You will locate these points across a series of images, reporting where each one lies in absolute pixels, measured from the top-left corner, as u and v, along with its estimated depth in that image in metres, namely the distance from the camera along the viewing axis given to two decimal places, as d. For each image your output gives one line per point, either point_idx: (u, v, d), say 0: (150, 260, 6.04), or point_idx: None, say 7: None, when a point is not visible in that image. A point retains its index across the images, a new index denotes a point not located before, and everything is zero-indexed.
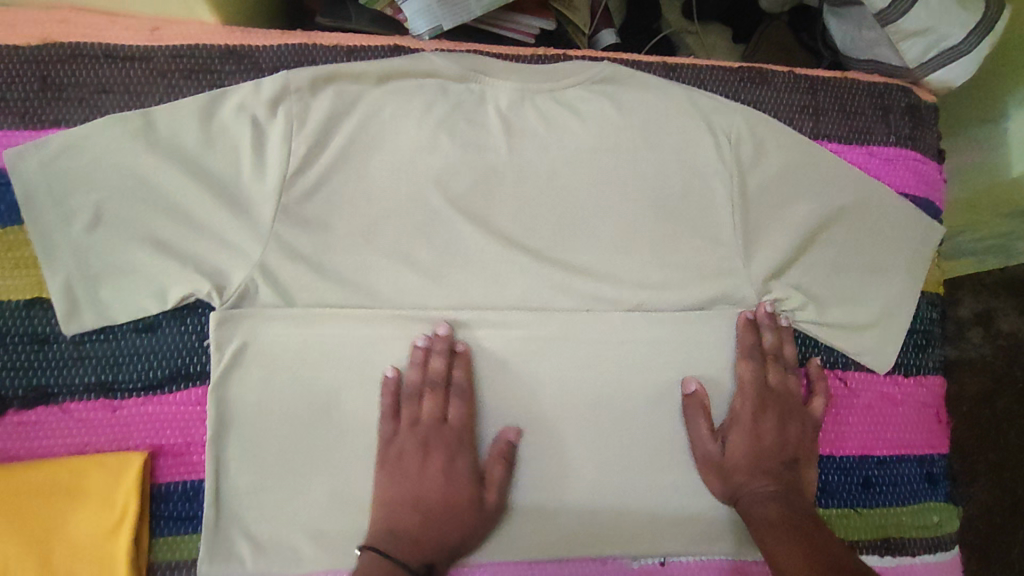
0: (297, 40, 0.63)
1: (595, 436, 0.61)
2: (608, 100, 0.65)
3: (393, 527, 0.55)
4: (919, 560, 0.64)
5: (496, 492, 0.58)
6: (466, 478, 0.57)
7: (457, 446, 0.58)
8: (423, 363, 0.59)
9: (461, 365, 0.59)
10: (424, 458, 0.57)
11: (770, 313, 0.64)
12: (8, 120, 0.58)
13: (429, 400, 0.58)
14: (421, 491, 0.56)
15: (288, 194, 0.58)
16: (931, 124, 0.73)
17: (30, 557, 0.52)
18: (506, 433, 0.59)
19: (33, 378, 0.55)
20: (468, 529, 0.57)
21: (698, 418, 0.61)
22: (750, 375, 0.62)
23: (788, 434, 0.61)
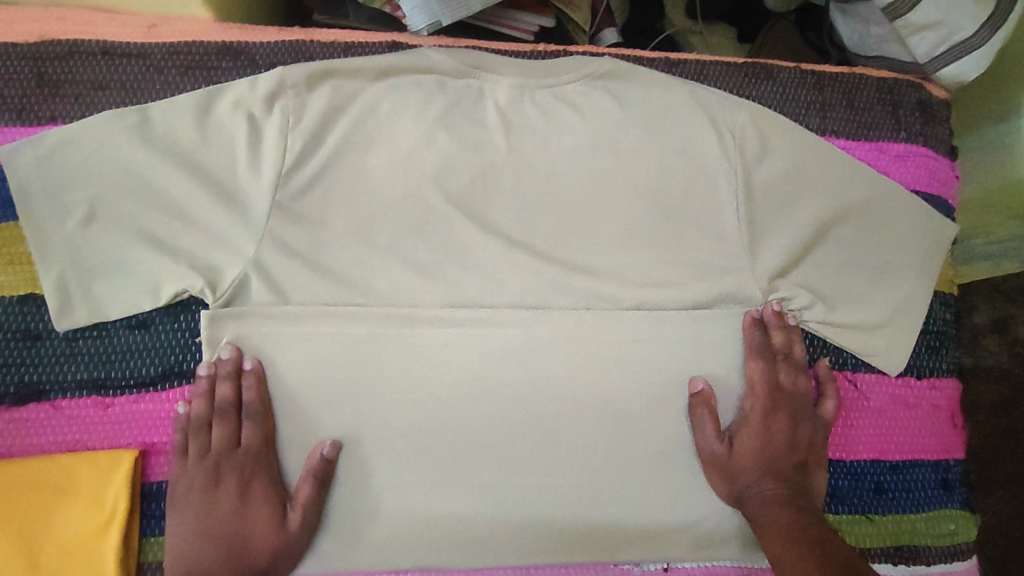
0: (293, 36, 0.63)
1: (595, 437, 0.59)
2: (608, 96, 0.63)
3: (193, 563, 0.52)
4: (935, 569, 0.62)
5: (302, 511, 0.55)
6: (263, 504, 0.54)
7: (253, 469, 0.55)
8: (207, 391, 0.55)
9: (251, 384, 0.56)
10: (216, 489, 0.54)
11: (778, 312, 0.62)
12: (5, 116, 0.58)
13: (210, 427, 0.55)
14: (215, 526, 0.53)
15: (282, 191, 0.58)
16: (943, 120, 0.71)
17: (15, 557, 0.50)
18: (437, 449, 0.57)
19: (25, 374, 0.54)
20: (278, 550, 0.54)
21: (704, 417, 0.59)
22: (760, 374, 0.60)
23: (799, 436, 0.60)
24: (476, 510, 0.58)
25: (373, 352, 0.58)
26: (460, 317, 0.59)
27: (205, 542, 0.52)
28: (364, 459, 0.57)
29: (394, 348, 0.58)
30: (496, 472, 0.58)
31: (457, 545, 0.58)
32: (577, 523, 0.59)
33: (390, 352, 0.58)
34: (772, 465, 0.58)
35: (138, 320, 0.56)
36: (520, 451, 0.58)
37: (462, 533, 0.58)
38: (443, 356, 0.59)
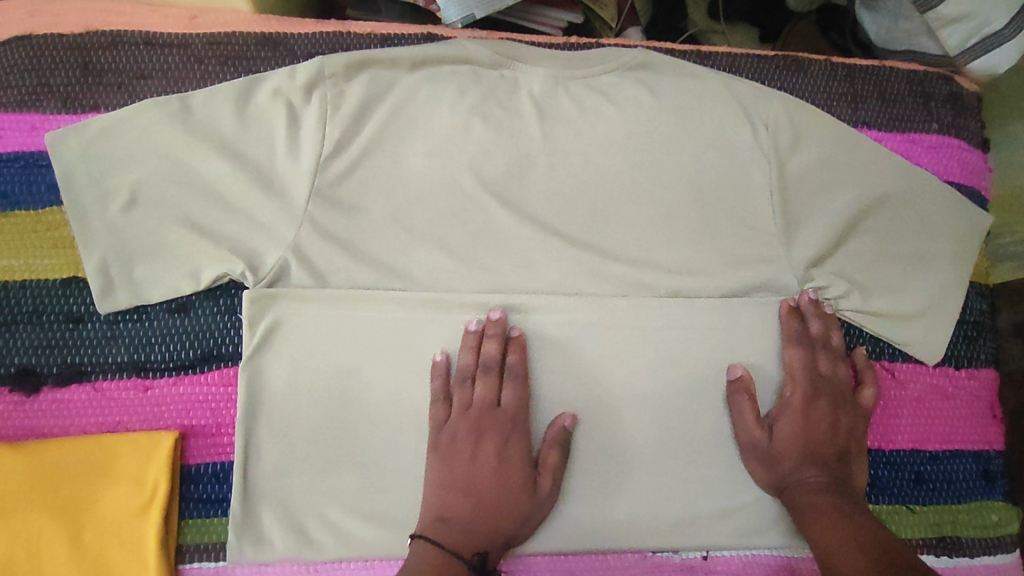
0: (331, 28, 0.64)
1: (633, 424, 0.59)
2: (642, 86, 0.64)
3: (444, 514, 0.53)
4: (978, 561, 0.61)
5: (551, 476, 0.56)
6: (519, 463, 0.56)
7: (485, 427, 0.56)
8: (476, 347, 0.58)
9: (516, 349, 0.58)
10: (478, 444, 0.55)
11: (814, 301, 0.62)
12: (50, 105, 0.59)
13: (461, 392, 0.57)
14: (469, 475, 0.55)
15: (322, 177, 0.58)
16: (974, 112, 0.71)
17: (58, 535, 0.50)
18: (564, 420, 0.57)
19: (67, 356, 0.55)
20: (526, 514, 0.55)
21: (743, 403, 0.58)
22: (799, 361, 0.60)
23: (839, 424, 0.59)
24: None
25: (412, 337, 0.58)
26: (498, 303, 0.59)
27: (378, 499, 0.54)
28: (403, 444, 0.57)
29: (434, 333, 0.59)
30: (534, 458, 0.58)
31: None
32: (617, 510, 0.58)
33: (429, 338, 0.58)
34: (812, 452, 0.57)
35: (178, 304, 0.57)
36: None
37: None
38: (481, 341, 0.59)
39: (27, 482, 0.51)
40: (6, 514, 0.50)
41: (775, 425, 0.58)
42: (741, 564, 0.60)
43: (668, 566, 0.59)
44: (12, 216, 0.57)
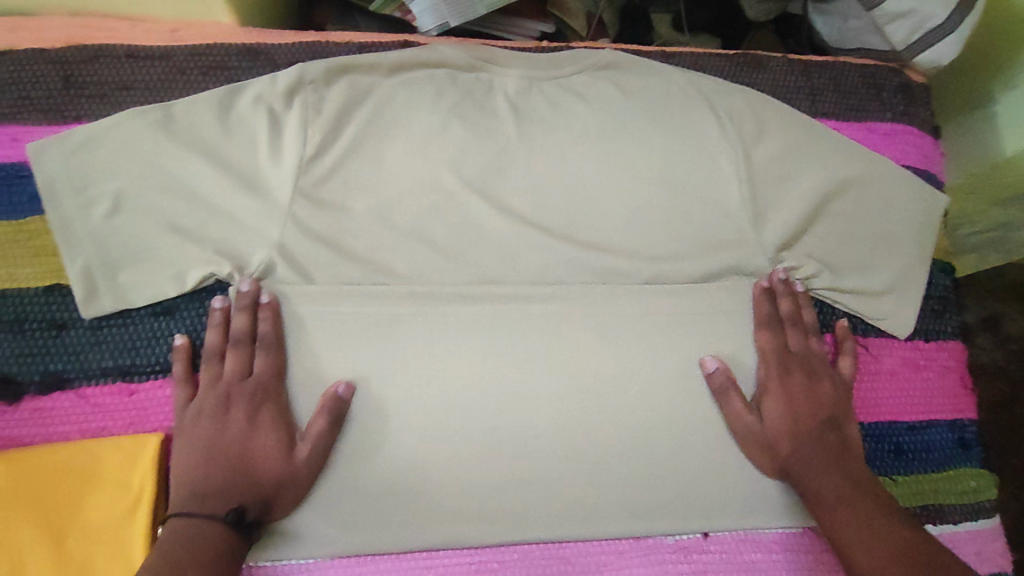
0: (309, 38, 0.66)
1: (799, 345, 0.63)
2: (611, 84, 0.67)
3: (210, 489, 0.51)
4: (962, 527, 0.62)
5: (309, 445, 0.54)
6: (270, 429, 0.54)
7: (264, 399, 0.55)
8: (225, 324, 0.56)
9: (266, 317, 0.56)
10: (227, 415, 0.54)
11: (784, 280, 0.64)
12: (32, 117, 0.59)
13: (815, 340, 0.64)
14: (224, 445, 0.53)
15: (304, 177, 0.59)
16: (923, 102, 0.75)
17: (43, 543, 0.50)
18: (337, 386, 0.56)
19: (50, 363, 0.54)
20: (284, 479, 0.53)
21: (731, 394, 0.60)
22: (770, 342, 0.62)
23: (823, 397, 0.61)
24: (505, 483, 0.57)
25: (397, 331, 0.59)
26: (481, 293, 0.61)
27: (211, 463, 0.52)
28: (389, 435, 0.57)
29: (418, 326, 0.59)
30: (519, 445, 0.58)
31: (488, 520, 0.57)
32: (609, 488, 0.59)
33: (412, 330, 0.59)
34: (800, 424, 0.59)
35: (164, 307, 0.57)
36: (546, 423, 0.59)
37: (493, 505, 0.57)
38: (466, 332, 0.60)
39: (9, 491, 0.50)
40: None
41: (762, 406, 0.60)
42: (736, 544, 0.61)
43: (661, 547, 0.60)
44: None
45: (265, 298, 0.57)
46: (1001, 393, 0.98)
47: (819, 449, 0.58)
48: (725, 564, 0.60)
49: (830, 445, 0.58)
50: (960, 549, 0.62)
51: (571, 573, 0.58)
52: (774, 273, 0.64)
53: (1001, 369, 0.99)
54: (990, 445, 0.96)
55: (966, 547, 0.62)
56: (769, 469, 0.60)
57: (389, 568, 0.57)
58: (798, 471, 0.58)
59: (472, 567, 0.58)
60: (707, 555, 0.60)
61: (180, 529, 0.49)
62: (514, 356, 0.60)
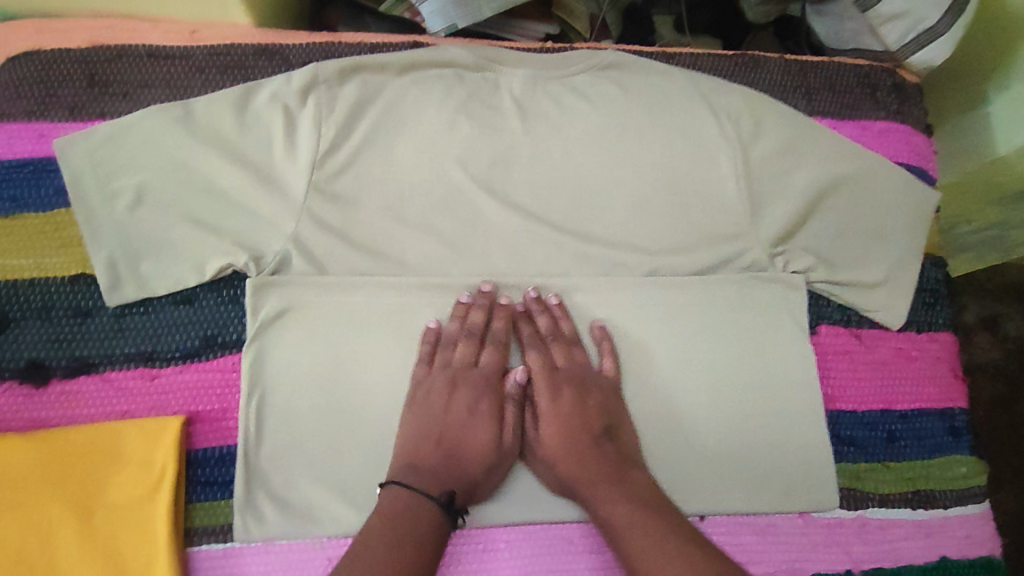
0: (322, 39, 0.69)
1: (570, 360, 0.62)
2: (614, 84, 0.69)
3: (426, 467, 0.56)
4: (951, 512, 0.65)
5: (534, 430, 0.60)
6: (487, 419, 0.59)
7: (483, 389, 0.61)
8: (463, 316, 0.61)
9: (501, 317, 0.62)
10: (452, 397, 0.59)
11: (536, 298, 0.63)
12: (57, 114, 0.62)
13: (577, 353, 0.62)
14: (443, 427, 0.58)
15: (318, 173, 0.62)
16: (917, 101, 0.77)
17: (70, 520, 0.52)
18: (516, 375, 0.61)
19: (76, 349, 0.57)
20: (489, 463, 0.58)
21: (506, 405, 0.61)
22: (536, 360, 0.62)
23: (592, 410, 0.60)
24: (511, 468, 0.60)
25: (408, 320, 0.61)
26: (488, 284, 0.63)
27: (430, 441, 0.57)
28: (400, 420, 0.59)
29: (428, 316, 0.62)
30: (525, 431, 0.60)
31: (494, 502, 0.59)
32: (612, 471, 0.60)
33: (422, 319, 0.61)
34: (567, 440, 0.58)
35: (183, 296, 0.60)
36: (551, 410, 0.61)
37: (500, 488, 0.60)
38: (474, 322, 0.62)
39: (38, 470, 0.52)
40: (18, 501, 0.52)
41: (539, 423, 0.60)
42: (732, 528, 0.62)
43: None
44: (21, 217, 0.59)
45: (486, 288, 0.62)
46: (996, 388, 1.00)
47: (578, 465, 0.57)
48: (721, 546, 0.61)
49: (598, 460, 0.57)
50: (950, 533, 0.64)
51: (576, 556, 0.59)
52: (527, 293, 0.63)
53: (996, 364, 1.01)
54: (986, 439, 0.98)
55: (955, 530, 0.64)
56: (553, 482, 0.59)
57: None
58: (637, 468, 0.58)
59: (478, 551, 0.58)
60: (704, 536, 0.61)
61: (406, 502, 0.53)
62: (522, 345, 0.62)
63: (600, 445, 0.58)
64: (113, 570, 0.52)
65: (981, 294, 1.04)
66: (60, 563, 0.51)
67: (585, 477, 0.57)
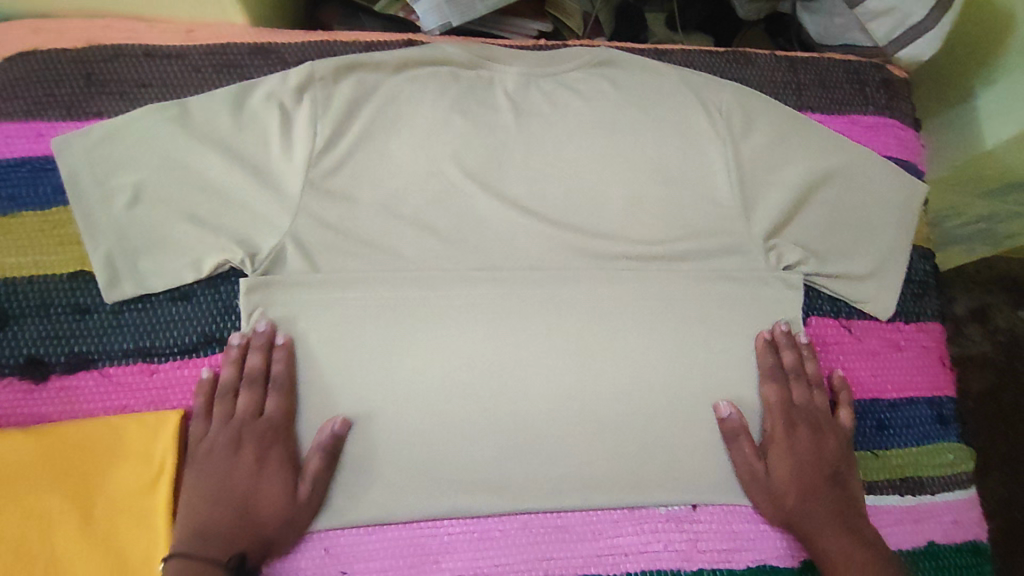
0: (317, 38, 0.69)
1: (804, 399, 0.65)
2: (605, 80, 0.70)
3: (208, 526, 0.53)
4: (940, 498, 0.66)
5: (309, 483, 0.56)
6: (278, 470, 0.56)
7: (272, 439, 0.57)
8: (240, 359, 0.59)
9: (282, 359, 0.59)
10: (236, 456, 0.56)
11: (786, 333, 0.66)
12: (54, 113, 0.62)
13: (819, 394, 0.65)
14: (228, 485, 0.54)
15: (314, 169, 0.62)
16: (905, 96, 0.79)
17: (72, 513, 0.53)
18: (332, 424, 0.58)
19: (75, 345, 0.57)
20: (286, 516, 0.55)
21: (738, 440, 0.63)
22: (775, 396, 0.64)
23: (828, 448, 0.63)
24: (507, 458, 0.61)
25: (404, 314, 0.62)
26: (482, 278, 0.64)
27: (215, 502, 0.54)
28: (395, 412, 0.60)
29: (424, 307, 0.62)
30: (521, 422, 0.61)
31: (492, 492, 0.60)
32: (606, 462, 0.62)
33: (417, 311, 0.62)
34: (807, 483, 0.61)
35: (181, 292, 0.60)
36: (545, 401, 0.62)
37: (496, 479, 0.60)
38: (469, 314, 0.63)
39: (38, 464, 0.53)
40: (19, 495, 0.52)
41: (769, 457, 0.63)
42: (726, 516, 0.63)
43: (655, 518, 0.62)
44: (20, 216, 0.60)
45: (280, 338, 0.59)
46: (986, 379, 1.02)
47: (826, 505, 0.60)
48: (716, 533, 0.63)
49: (829, 498, 0.61)
50: (939, 518, 0.65)
51: (570, 543, 0.60)
52: (776, 326, 0.66)
53: (986, 356, 1.02)
54: (977, 428, 1.00)
55: (944, 515, 0.65)
56: (775, 517, 0.62)
57: (392, 540, 0.59)
58: (858, 510, 0.61)
59: (474, 539, 0.59)
60: (698, 524, 0.62)
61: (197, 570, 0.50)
62: (518, 338, 0.63)
63: (837, 485, 0.62)
64: (115, 562, 0.52)
65: (970, 286, 1.05)
66: (63, 555, 0.52)
67: (825, 516, 0.60)
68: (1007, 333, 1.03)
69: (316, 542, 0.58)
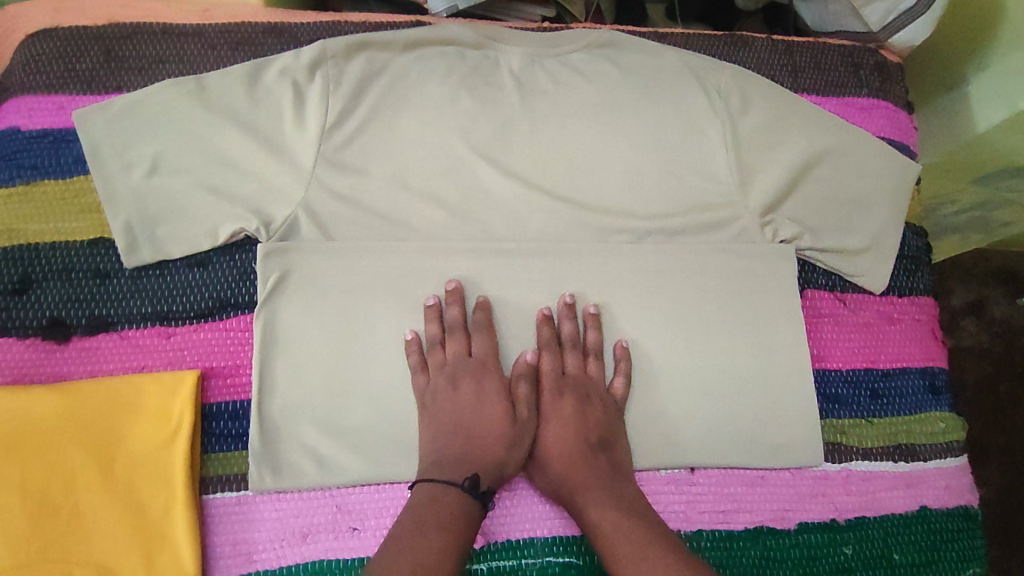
0: (328, 18, 0.72)
1: (573, 369, 0.64)
2: (608, 61, 0.72)
3: (441, 457, 0.57)
4: (932, 465, 0.68)
5: (526, 406, 0.61)
6: (484, 398, 0.60)
7: (483, 371, 0.61)
8: (439, 314, 0.63)
9: (481, 311, 0.63)
10: (456, 389, 0.60)
11: (569, 305, 0.65)
12: (75, 87, 0.65)
13: (591, 363, 0.65)
14: (459, 416, 0.59)
15: (326, 142, 0.64)
16: (898, 80, 0.81)
17: (92, 466, 0.54)
18: (525, 354, 0.63)
19: (95, 308, 0.59)
20: (509, 439, 0.59)
21: (472, 380, 0.61)
22: (551, 367, 0.63)
23: (592, 417, 0.62)
24: None
25: (413, 284, 0.64)
26: (488, 249, 0.66)
27: (455, 433, 0.58)
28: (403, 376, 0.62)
29: (432, 277, 0.64)
30: (526, 387, 0.63)
31: None
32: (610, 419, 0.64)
33: (426, 281, 0.64)
34: (555, 453, 0.60)
35: (197, 259, 0.62)
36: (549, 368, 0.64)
37: None
38: (476, 284, 0.65)
39: (59, 420, 0.55)
40: (42, 449, 0.54)
41: (547, 427, 0.61)
42: (725, 481, 0.65)
43: (657, 481, 0.64)
44: (42, 185, 0.62)
45: (452, 285, 0.63)
46: (982, 367, 1.03)
47: (587, 474, 0.59)
48: (715, 497, 0.64)
49: (591, 467, 0.59)
50: (931, 484, 0.67)
51: None
52: (561, 297, 0.65)
53: (981, 344, 1.04)
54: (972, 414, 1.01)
55: (936, 482, 0.67)
56: (545, 485, 0.60)
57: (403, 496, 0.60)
58: (626, 481, 0.60)
59: None
60: (696, 487, 0.64)
61: None
62: (523, 309, 0.65)
63: (602, 454, 0.60)
64: (134, 513, 0.54)
65: (966, 276, 1.07)
66: (84, 506, 0.54)
67: (585, 487, 0.58)
68: (1002, 322, 1.05)
69: (329, 499, 0.59)
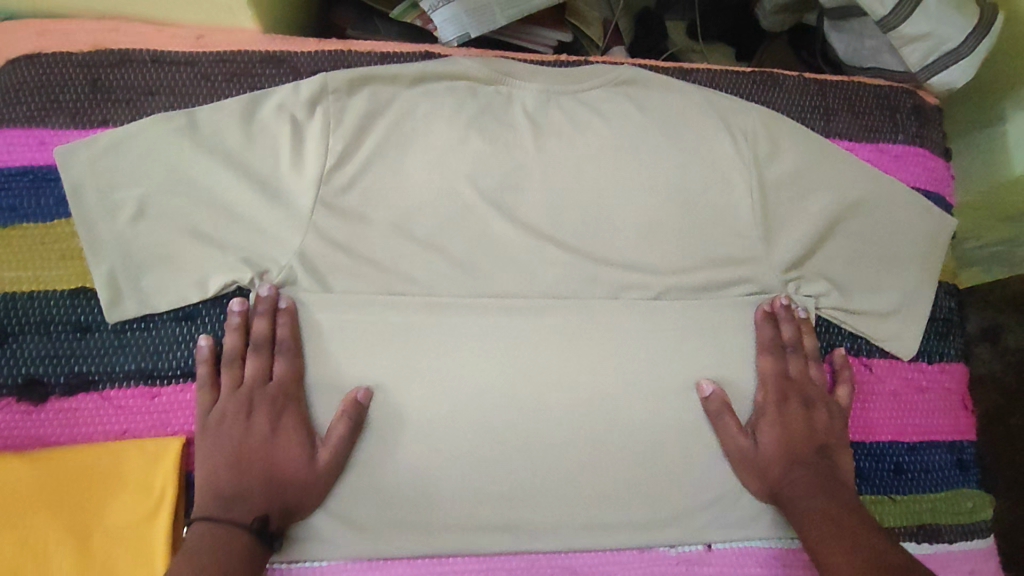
0: (333, 47, 0.67)
1: (800, 372, 0.64)
2: (630, 100, 0.67)
3: (225, 492, 0.53)
4: (956, 547, 0.65)
5: (329, 450, 0.56)
6: (293, 436, 0.56)
7: (283, 404, 0.57)
8: (243, 326, 0.58)
9: (286, 324, 0.58)
10: (248, 420, 0.55)
11: (787, 307, 0.65)
12: (59, 120, 0.60)
13: (815, 368, 0.65)
14: (244, 451, 0.54)
15: (326, 187, 0.60)
16: (936, 123, 0.76)
17: (65, 544, 0.51)
18: (356, 394, 0.57)
19: (75, 365, 0.56)
20: (310, 482, 0.55)
21: (723, 415, 0.61)
22: (771, 368, 0.63)
23: (820, 423, 0.63)
24: (517, 495, 0.59)
25: (413, 342, 0.60)
26: (496, 307, 0.62)
27: (233, 467, 0.54)
28: (399, 443, 0.58)
29: (432, 335, 0.60)
30: (527, 456, 0.59)
31: (497, 529, 0.59)
32: (745, 409, 0.64)
33: (427, 339, 0.60)
34: (797, 452, 0.61)
35: (185, 313, 0.59)
36: (557, 437, 0.60)
37: (505, 519, 0.59)
38: (481, 342, 0.61)
39: (35, 491, 0.52)
40: (16, 522, 0.52)
41: (759, 431, 0.62)
42: (736, 557, 0.63)
43: (665, 560, 0.62)
44: (21, 228, 0.58)
45: (286, 303, 0.58)
46: None
47: (812, 474, 0.60)
48: None
49: (821, 470, 0.60)
50: (955, 568, 0.64)
51: None
52: (776, 298, 0.66)
53: None
54: None
55: (960, 565, 0.64)
56: (761, 490, 0.62)
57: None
58: (846, 482, 0.60)
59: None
60: (709, 567, 0.62)
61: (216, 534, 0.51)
62: (525, 370, 0.61)
63: (829, 458, 0.61)
64: None
65: None
66: None
67: (810, 486, 0.59)
68: None
69: None
